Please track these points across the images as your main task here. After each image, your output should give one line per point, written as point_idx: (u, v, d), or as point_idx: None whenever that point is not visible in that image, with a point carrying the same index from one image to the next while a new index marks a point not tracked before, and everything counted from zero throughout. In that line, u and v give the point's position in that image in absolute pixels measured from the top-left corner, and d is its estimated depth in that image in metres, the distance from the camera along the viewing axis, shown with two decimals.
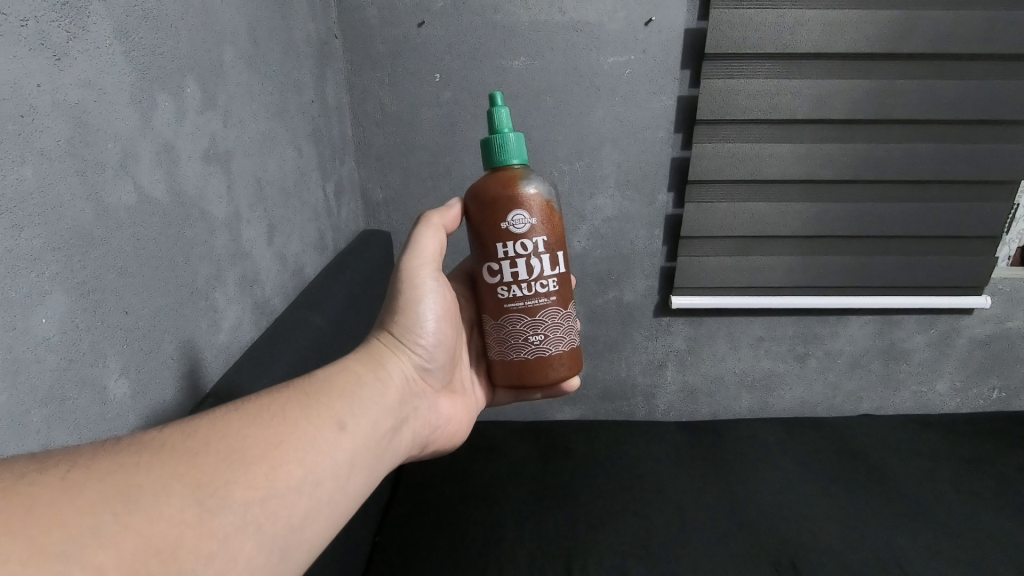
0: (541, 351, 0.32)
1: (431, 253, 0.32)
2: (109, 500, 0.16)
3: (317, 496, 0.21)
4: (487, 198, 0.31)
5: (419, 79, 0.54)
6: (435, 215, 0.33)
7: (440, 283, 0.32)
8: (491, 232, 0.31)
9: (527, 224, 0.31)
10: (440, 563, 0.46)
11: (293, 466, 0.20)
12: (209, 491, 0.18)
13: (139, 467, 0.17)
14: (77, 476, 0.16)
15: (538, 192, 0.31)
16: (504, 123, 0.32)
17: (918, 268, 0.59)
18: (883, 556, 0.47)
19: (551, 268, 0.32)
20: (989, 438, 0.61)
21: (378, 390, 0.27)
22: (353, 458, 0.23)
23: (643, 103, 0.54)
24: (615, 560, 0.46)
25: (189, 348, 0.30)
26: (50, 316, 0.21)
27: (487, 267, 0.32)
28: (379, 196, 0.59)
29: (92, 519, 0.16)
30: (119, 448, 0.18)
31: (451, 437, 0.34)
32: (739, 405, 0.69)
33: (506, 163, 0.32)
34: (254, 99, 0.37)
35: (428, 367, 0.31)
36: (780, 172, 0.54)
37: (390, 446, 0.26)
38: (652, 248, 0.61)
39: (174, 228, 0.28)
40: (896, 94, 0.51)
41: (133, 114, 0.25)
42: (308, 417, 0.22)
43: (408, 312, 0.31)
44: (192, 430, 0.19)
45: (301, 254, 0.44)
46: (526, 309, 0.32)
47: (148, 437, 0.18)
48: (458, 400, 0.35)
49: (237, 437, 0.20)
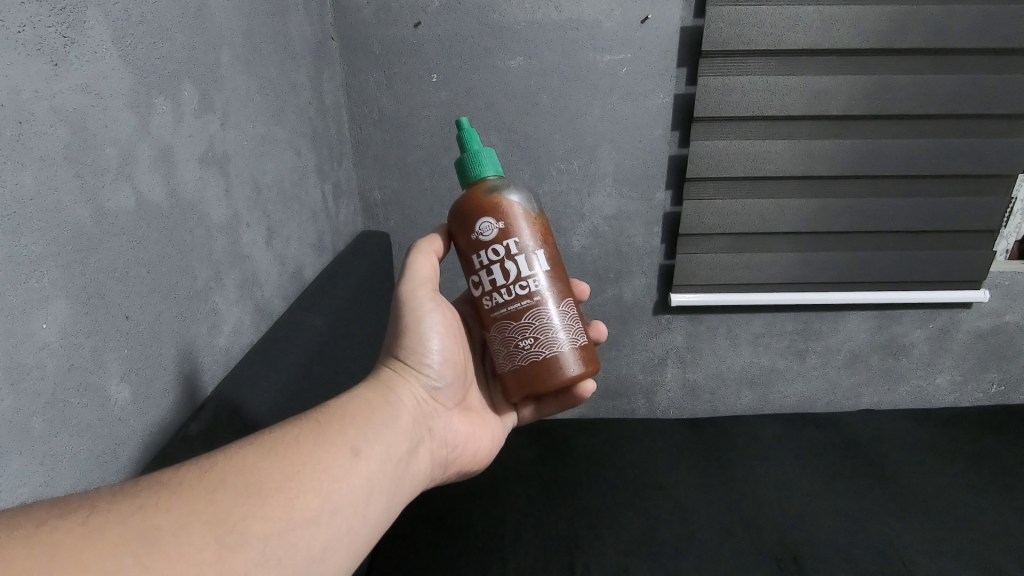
0: (535, 355, 0.32)
1: (428, 274, 0.33)
2: (129, 543, 0.16)
3: (336, 526, 0.21)
4: (458, 214, 0.32)
5: (416, 79, 0.54)
6: (424, 242, 0.33)
7: (440, 302, 0.33)
8: (467, 245, 0.32)
9: (494, 229, 0.31)
10: (443, 563, 0.46)
11: (311, 496, 0.20)
12: (227, 529, 0.18)
13: (157, 507, 0.17)
14: (98, 520, 0.16)
15: (503, 196, 0.31)
16: (475, 142, 0.33)
17: (916, 263, 0.59)
18: (885, 550, 0.47)
19: (529, 267, 0.32)
20: (989, 432, 0.61)
21: (390, 413, 0.27)
22: (371, 484, 0.23)
23: (640, 101, 0.55)
24: (617, 558, 0.46)
25: (189, 352, 0.30)
26: (51, 321, 0.21)
27: (471, 281, 0.33)
28: (378, 197, 0.59)
29: (113, 564, 0.16)
30: (137, 488, 0.18)
31: (472, 457, 0.34)
32: (739, 401, 0.69)
33: (480, 177, 0.32)
34: (251, 101, 0.37)
35: (439, 386, 0.31)
36: (777, 169, 0.54)
37: (409, 470, 0.26)
38: (651, 246, 0.61)
39: (173, 231, 0.28)
40: (892, 89, 0.51)
41: (131, 120, 0.25)
42: (323, 446, 0.22)
43: (415, 333, 0.31)
44: (209, 465, 0.19)
45: (300, 257, 0.44)
46: (511, 314, 0.32)
47: (165, 475, 0.19)
48: (474, 419, 0.35)
49: (252, 470, 0.20)
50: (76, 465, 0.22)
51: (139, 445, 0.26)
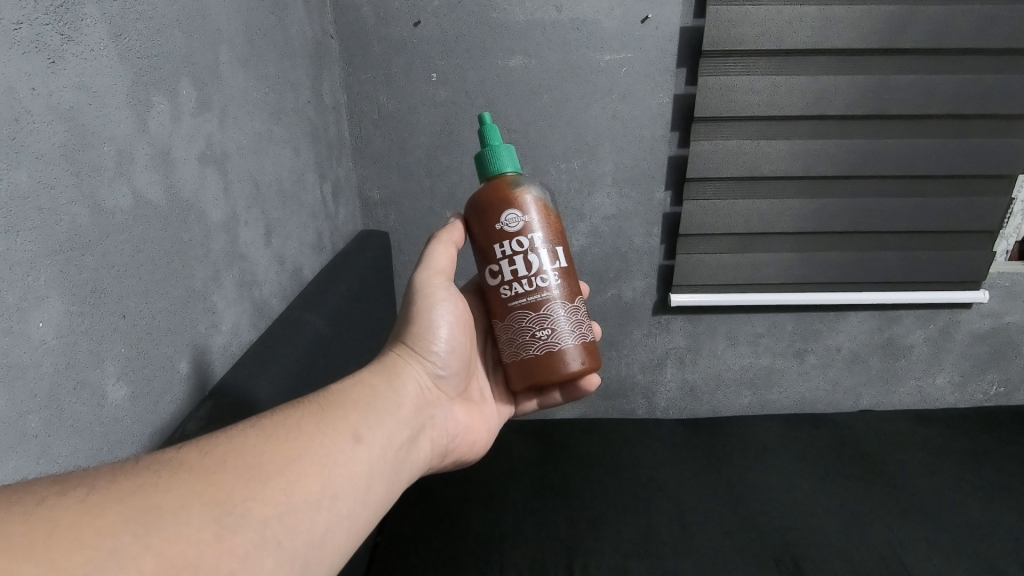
0: (550, 346, 0.31)
1: (445, 266, 0.33)
2: (128, 521, 0.16)
3: (336, 510, 0.21)
4: (481, 203, 0.32)
5: (416, 79, 0.54)
6: (444, 233, 0.34)
7: (453, 294, 0.33)
8: (489, 235, 0.32)
9: (520, 221, 0.31)
10: (442, 563, 0.46)
11: (311, 480, 0.20)
12: (228, 509, 0.18)
13: (157, 487, 0.17)
14: (97, 498, 0.16)
15: (528, 191, 0.32)
16: (495, 138, 0.33)
17: (916, 263, 0.59)
18: (885, 552, 0.47)
19: (551, 262, 0.32)
20: (989, 433, 0.61)
21: (393, 401, 0.27)
22: (371, 469, 0.23)
23: (640, 101, 0.54)
24: (616, 558, 0.46)
25: (187, 351, 0.30)
26: (48, 321, 0.21)
27: (489, 270, 0.32)
28: (377, 196, 0.59)
29: (113, 542, 0.16)
30: (137, 468, 0.18)
31: (471, 447, 0.34)
32: (739, 402, 0.69)
33: (499, 172, 0.33)
34: (250, 100, 0.37)
35: (442, 375, 0.31)
36: (777, 169, 0.54)
37: (409, 457, 0.26)
38: (650, 246, 0.61)
39: (171, 229, 0.28)
40: (893, 89, 0.51)
41: (129, 117, 0.25)
42: (325, 431, 0.22)
43: (419, 323, 0.31)
44: (210, 447, 0.19)
45: (299, 256, 0.44)
46: (530, 304, 0.31)
47: (166, 456, 0.18)
48: (475, 409, 0.35)
49: (254, 452, 0.20)
50: (73, 463, 0.22)
51: (136, 444, 0.26)
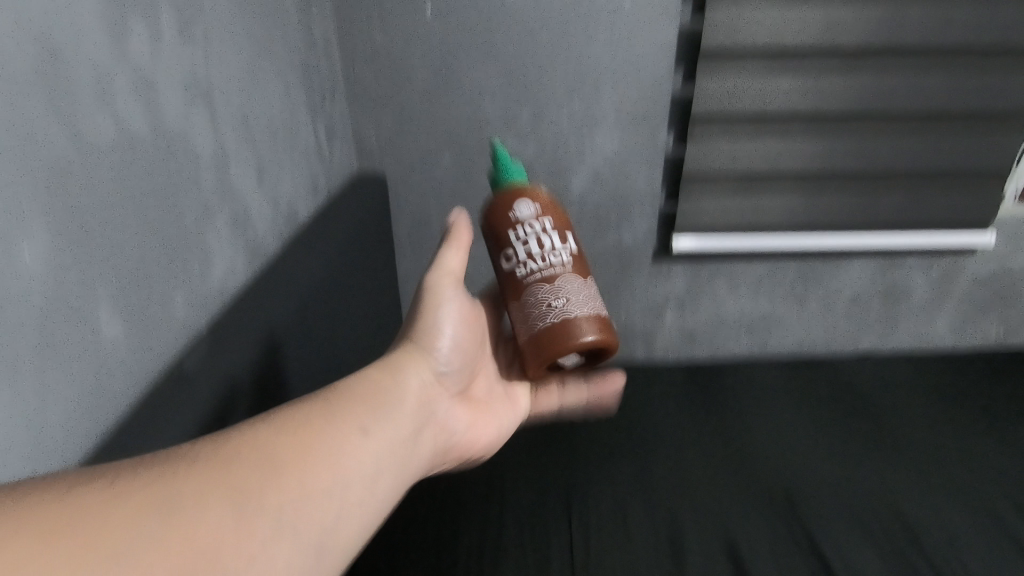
0: (566, 313, 0.32)
1: (456, 269, 0.35)
2: (152, 507, 0.17)
3: (346, 499, 0.22)
4: (493, 206, 0.35)
5: (409, 11, 0.52)
6: (454, 233, 0.35)
7: (459, 296, 0.35)
8: (502, 224, 0.34)
9: (532, 211, 0.34)
10: (444, 502, 0.48)
11: (323, 471, 0.22)
12: (244, 498, 0.19)
13: (178, 477, 0.19)
14: (122, 485, 0.18)
15: (536, 189, 0.35)
16: (506, 159, 0.36)
17: (923, 206, 0.58)
18: (876, 490, 0.48)
19: (561, 244, 0.34)
20: (986, 376, 0.62)
21: (398, 396, 0.28)
22: (378, 462, 0.25)
23: (644, 35, 0.52)
24: (614, 498, 0.48)
25: (183, 288, 0.29)
26: (34, 250, 0.21)
27: (504, 256, 0.34)
28: (372, 137, 0.57)
29: (137, 526, 0.17)
30: (160, 460, 0.19)
31: (472, 443, 0.36)
32: (737, 346, 0.69)
33: (512, 180, 0.35)
34: (236, 30, 0.35)
35: (445, 373, 0.33)
36: (785, 107, 0.52)
37: (414, 451, 0.28)
38: (652, 189, 0.60)
39: (159, 163, 0.27)
40: (908, 20, 0.49)
41: (107, 45, 0.24)
42: (334, 425, 0.24)
43: (426, 320, 0.33)
44: (228, 441, 0.21)
45: (294, 197, 0.43)
46: (545, 278, 0.33)
47: (185, 449, 0.20)
48: (477, 408, 0.37)
49: (269, 446, 0.21)
50: (69, 398, 0.22)
51: (134, 380, 0.26)
